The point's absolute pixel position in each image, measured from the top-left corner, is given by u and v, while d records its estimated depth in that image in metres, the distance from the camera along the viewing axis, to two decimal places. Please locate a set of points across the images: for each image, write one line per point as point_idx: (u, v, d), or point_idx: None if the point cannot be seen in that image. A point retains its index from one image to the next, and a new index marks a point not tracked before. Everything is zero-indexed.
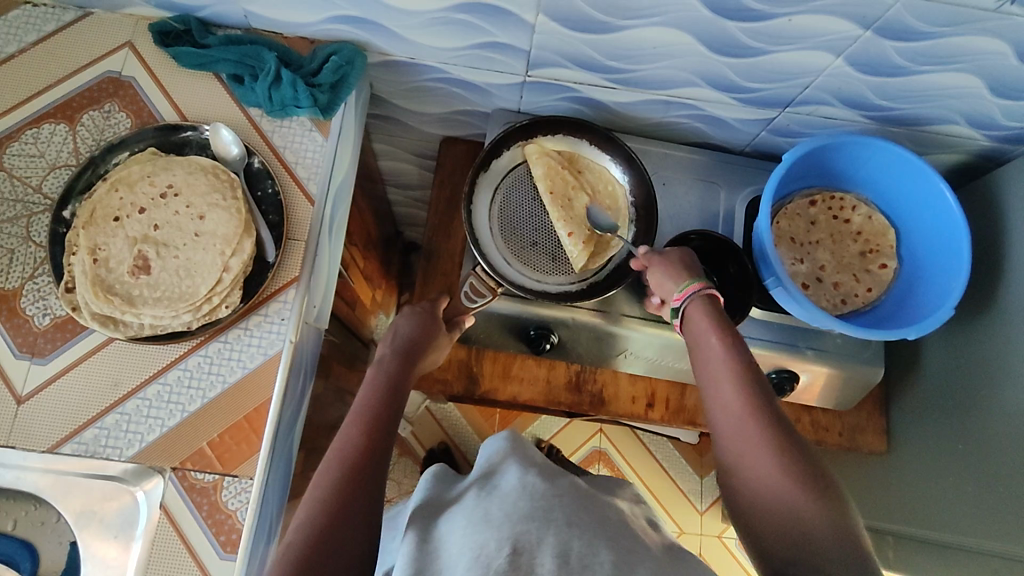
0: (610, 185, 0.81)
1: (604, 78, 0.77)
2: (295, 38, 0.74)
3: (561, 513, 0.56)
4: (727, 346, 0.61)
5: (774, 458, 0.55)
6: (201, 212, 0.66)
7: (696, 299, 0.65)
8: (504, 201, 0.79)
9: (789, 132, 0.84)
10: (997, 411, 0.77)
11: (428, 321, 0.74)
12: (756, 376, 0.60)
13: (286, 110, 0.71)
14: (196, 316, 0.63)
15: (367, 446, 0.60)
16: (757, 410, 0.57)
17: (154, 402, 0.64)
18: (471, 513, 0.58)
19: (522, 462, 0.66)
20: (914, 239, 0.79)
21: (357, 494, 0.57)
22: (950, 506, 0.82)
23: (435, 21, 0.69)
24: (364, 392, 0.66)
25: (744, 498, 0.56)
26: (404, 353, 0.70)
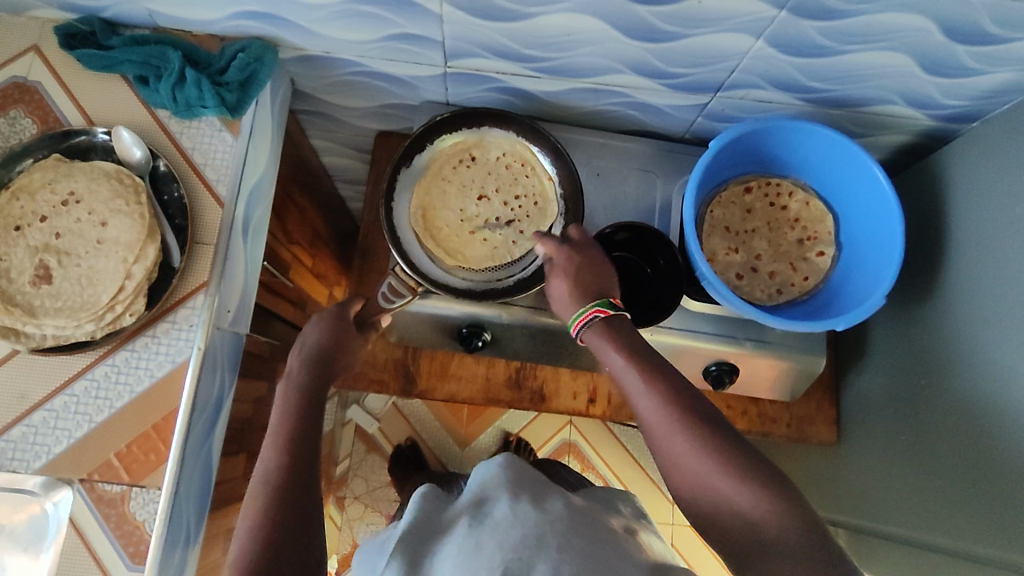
0: (448, 252, 0.76)
1: (526, 67, 0.74)
2: (203, 36, 0.72)
3: (550, 537, 0.55)
4: (629, 357, 0.62)
5: (699, 454, 0.56)
6: (103, 219, 0.64)
7: (591, 324, 0.65)
8: (495, 160, 0.79)
9: (725, 117, 0.81)
10: (942, 400, 0.75)
11: (337, 328, 0.70)
12: (663, 375, 0.61)
13: (192, 110, 0.69)
14: (99, 326, 0.62)
15: (289, 463, 0.59)
16: (672, 410, 0.58)
17: (61, 414, 0.63)
18: (463, 547, 0.56)
19: (513, 487, 0.63)
20: (852, 224, 0.76)
21: (281, 514, 0.56)
22: (895, 498, 0.80)
23: (341, 14, 0.67)
24: (278, 406, 0.65)
25: (688, 497, 0.57)
26: (317, 363, 0.67)
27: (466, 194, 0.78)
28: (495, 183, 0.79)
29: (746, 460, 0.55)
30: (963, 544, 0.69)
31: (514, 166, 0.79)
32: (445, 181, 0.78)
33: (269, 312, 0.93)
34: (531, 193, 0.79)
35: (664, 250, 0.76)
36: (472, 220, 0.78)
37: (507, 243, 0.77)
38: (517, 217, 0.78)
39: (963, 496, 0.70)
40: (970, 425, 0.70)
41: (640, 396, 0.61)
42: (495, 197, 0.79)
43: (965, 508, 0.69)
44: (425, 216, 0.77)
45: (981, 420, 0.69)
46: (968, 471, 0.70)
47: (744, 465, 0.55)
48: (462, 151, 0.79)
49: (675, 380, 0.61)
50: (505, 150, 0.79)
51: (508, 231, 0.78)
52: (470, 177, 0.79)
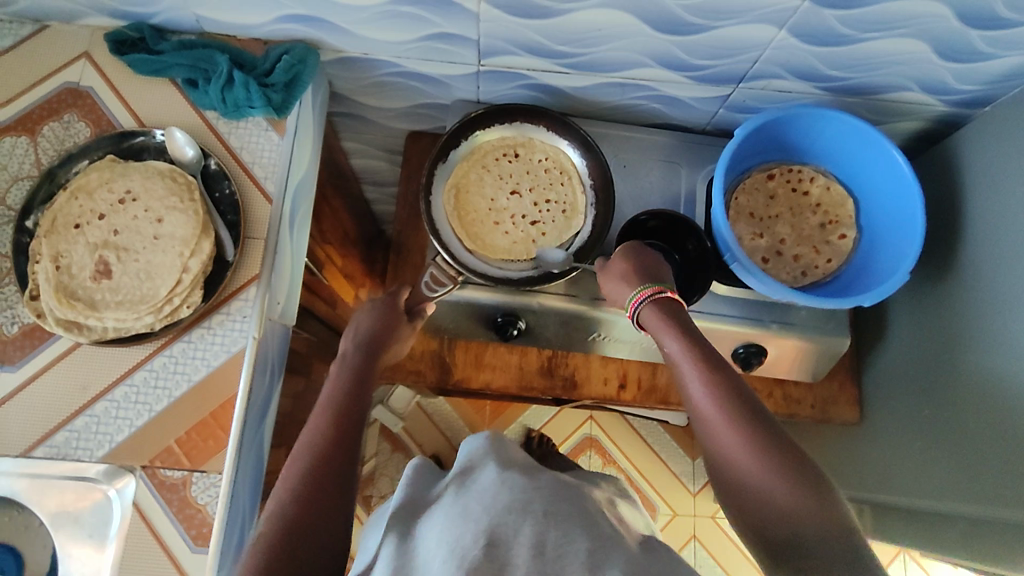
0: (473, 237, 0.79)
1: (555, 63, 0.77)
2: (247, 40, 0.75)
3: (540, 503, 0.56)
4: (686, 343, 0.65)
5: (748, 446, 0.58)
6: (159, 216, 0.67)
7: (649, 306, 0.69)
8: (537, 162, 0.82)
9: (746, 108, 0.84)
10: (962, 374, 0.77)
11: (386, 315, 0.75)
12: (717, 364, 0.63)
13: (240, 111, 0.72)
14: (158, 318, 0.65)
15: (334, 437, 0.61)
16: (724, 397, 0.61)
17: (122, 404, 0.66)
18: (450, 512, 0.57)
19: (502, 461, 0.64)
20: (873, 208, 0.79)
21: (321, 480, 0.58)
22: (921, 473, 0.82)
23: (381, 15, 0.70)
24: (331, 386, 0.68)
25: (728, 486, 0.59)
26: (366, 349, 0.72)
27: (502, 183, 0.81)
28: (530, 178, 0.82)
29: (790, 459, 0.57)
30: (992, 510, 0.71)
31: (552, 173, 0.82)
32: (485, 167, 0.81)
33: (305, 309, 0.95)
34: (562, 196, 0.81)
35: (693, 237, 0.79)
36: (500, 210, 0.80)
37: (529, 238, 0.80)
38: (542, 215, 0.80)
39: (991, 465, 0.72)
40: (993, 396, 0.73)
41: (692, 384, 0.63)
42: (527, 191, 0.81)
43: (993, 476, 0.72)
44: (457, 196, 0.80)
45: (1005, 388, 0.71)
46: (994, 441, 0.72)
47: (788, 460, 0.57)
48: (506, 142, 0.82)
49: (728, 372, 0.63)
50: (548, 155, 0.82)
51: (531, 227, 0.80)
52: (509, 169, 0.82)
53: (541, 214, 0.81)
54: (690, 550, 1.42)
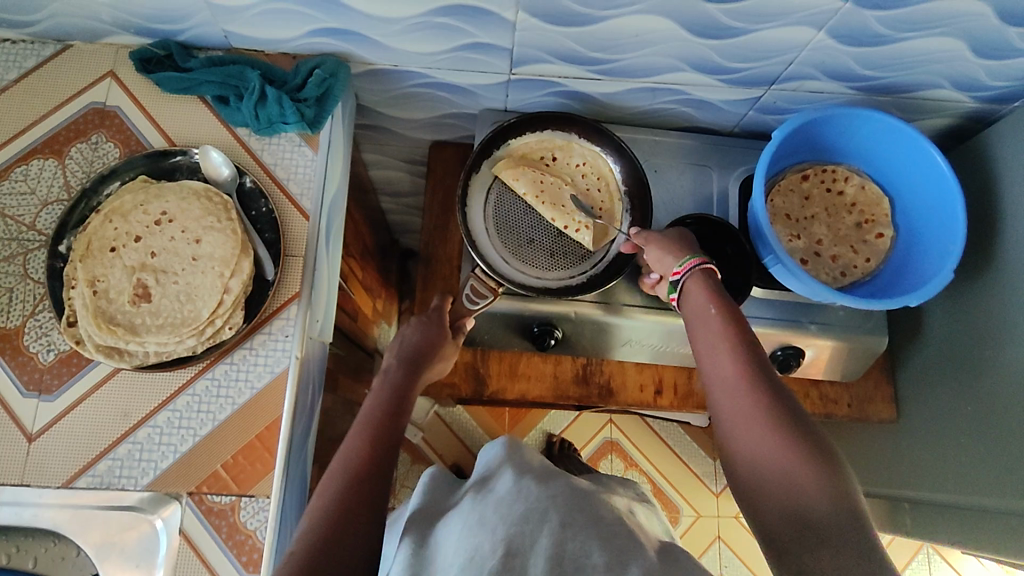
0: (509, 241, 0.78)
1: (587, 70, 0.77)
2: (276, 55, 0.75)
3: (556, 513, 0.60)
4: (722, 315, 0.61)
5: (765, 418, 0.54)
6: (197, 236, 0.66)
7: (694, 274, 0.65)
8: (574, 167, 0.82)
9: (776, 109, 0.84)
10: (1000, 371, 0.77)
11: (431, 329, 0.76)
12: (750, 341, 0.59)
13: (273, 127, 0.71)
14: (201, 340, 0.63)
15: (370, 457, 0.61)
16: (753, 374, 0.57)
17: (165, 429, 0.64)
18: (468, 518, 0.63)
19: (517, 467, 0.70)
20: (908, 207, 0.79)
21: (357, 501, 0.57)
22: (958, 468, 0.82)
23: (415, 26, 0.69)
24: (371, 401, 0.68)
25: (741, 459, 0.55)
26: (409, 363, 0.72)
27: None
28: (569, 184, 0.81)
29: (806, 436, 0.53)
30: None
31: (589, 178, 0.82)
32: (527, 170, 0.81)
33: None
34: (600, 203, 0.81)
35: (733, 241, 0.78)
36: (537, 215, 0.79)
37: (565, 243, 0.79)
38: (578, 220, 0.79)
39: None
40: None
41: (715, 352, 0.60)
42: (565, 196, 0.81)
43: None
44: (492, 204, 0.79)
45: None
46: None
47: (809, 449, 0.52)
48: (546, 146, 0.82)
49: (759, 350, 0.59)
50: (587, 160, 0.82)
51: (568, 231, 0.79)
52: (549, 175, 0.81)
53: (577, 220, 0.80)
54: (715, 551, 1.40)
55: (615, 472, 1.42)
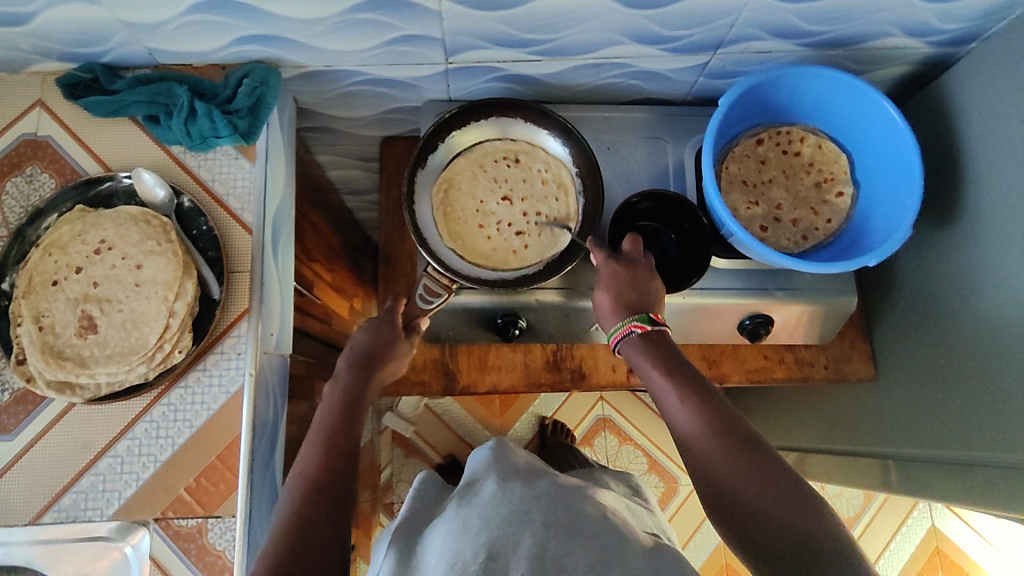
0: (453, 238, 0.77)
1: (525, 52, 0.75)
2: (205, 67, 0.73)
3: (540, 513, 0.61)
4: (668, 369, 0.63)
5: (730, 458, 0.56)
6: (138, 261, 0.65)
7: (631, 340, 0.66)
8: (537, 172, 0.80)
9: (726, 73, 0.82)
10: (964, 324, 0.76)
11: (382, 331, 0.73)
12: (702, 388, 0.61)
13: (206, 142, 0.69)
14: (151, 366, 0.63)
15: (325, 466, 0.61)
16: (708, 421, 0.59)
17: (126, 458, 0.64)
18: (453, 524, 0.63)
19: (502, 471, 0.70)
20: (866, 162, 0.77)
21: (316, 516, 0.57)
22: (925, 419, 0.81)
23: (340, 25, 0.67)
24: (323, 408, 0.67)
25: (713, 500, 0.57)
26: (360, 364, 0.70)
27: (499, 189, 0.79)
28: (529, 189, 0.80)
29: (771, 469, 0.56)
30: (1001, 455, 0.70)
31: (549, 186, 0.80)
32: (489, 169, 0.80)
33: (301, 331, 0.94)
34: (554, 214, 0.79)
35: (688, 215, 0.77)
36: (485, 216, 0.79)
37: (503, 253, 0.78)
38: (519, 229, 0.78)
39: (996, 409, 0.71)
40: (999, 339, 0.71)
41: (669, 404, 0.62)
42: (517, 200, 0.79)
43: (999, 422, 0.71)
44: (447, 192, 0.79)
45: (1012, 332, 0.69)
46: (997, 387, 0.71)
47: (775, 479, 0.55)
48: (517, 149, 0.81)
49: (711, 393, 0.61)
50: (548, 167, 0.80)
51: (506, 242, 0.78)
52: (511, 178, 0.80)
53: (518, 229, 0.78)
54: None
55: (609, 449, 1.42)
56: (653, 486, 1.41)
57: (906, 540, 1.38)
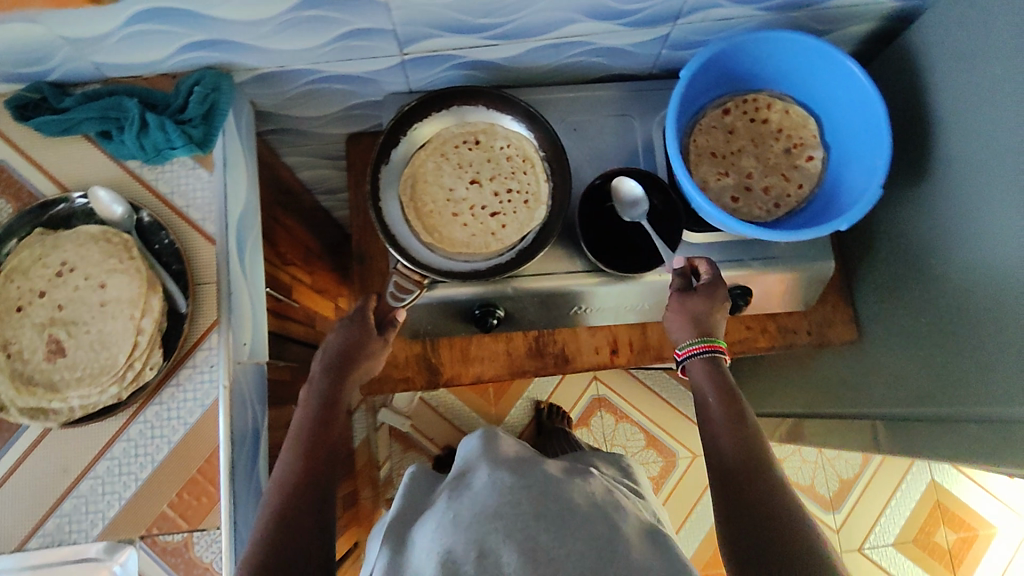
0: (429, 231, 0.76)
1: (481, 37, 0.73)
2: (155, 78, 0.72)
3: (529, 504, 0.61)
4: (724, 394, 0.68)
5: (764, 480, 0.61)
6: (101, 281, 0.64)
7: (697, 356, 0.70)
8: (499, 150, 0.78)
9: (688, 43, 0.80)
10: (941, 282, 0.75)
11: (353, 332, 0.72)
12: (748, 420, 0.66)
13: (162, 154, 0.68)
14: (123, 386, 0.62)
15: (301, 477, 0.62)
16: (749, 445, 0.64)
17: (107, 478, 0.64)
18: (443, 516, 0.62)
19: (492, 461, 0.70)
20: (834, 124, 0.76)
21: (292, 527, 0.58)
22: (908, 379, 0.81)
23: (286, 24, 0.65)
24: (301, 414, 0.68)
25: (738, 515, 0.59)
26: (333, 367, 0.70)
27: (463, 173, 0.78)
28: (493, 167, 0.78)
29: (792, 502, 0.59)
30: (983, 411, 0.69)
31: (514, 160, 0.78)
32: (450, 154, 0.78)
33: (282, 336, 0.93)
34: (525, 188, 0.77)
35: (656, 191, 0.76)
36: (457, 203, 0.77)
37: (484, 235, 0.76)
38: (495, 209, 0.77)
39: (977, 366, 0.70)
40: (980, 293, 0.69)
41: (717, 422, 0.66)
42: (485, 181, 0.78)
43: (978, 377, 0.70)
44: (414, 185, 0.77)
45: (990, 286, 0.68)
46: (976, 342, 0.70)
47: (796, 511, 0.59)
48: (473, 129, 0.79)
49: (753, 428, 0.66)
50: (511, 142, 0.79)
51: (484, 223, 0.77)
52: (472, 159, 0.78)
53: (494, 209, 0.77)
54: None
55: (606, 428, 1.43)
56: (651, 461, 1.42)
57: (907, 496, 1.38)
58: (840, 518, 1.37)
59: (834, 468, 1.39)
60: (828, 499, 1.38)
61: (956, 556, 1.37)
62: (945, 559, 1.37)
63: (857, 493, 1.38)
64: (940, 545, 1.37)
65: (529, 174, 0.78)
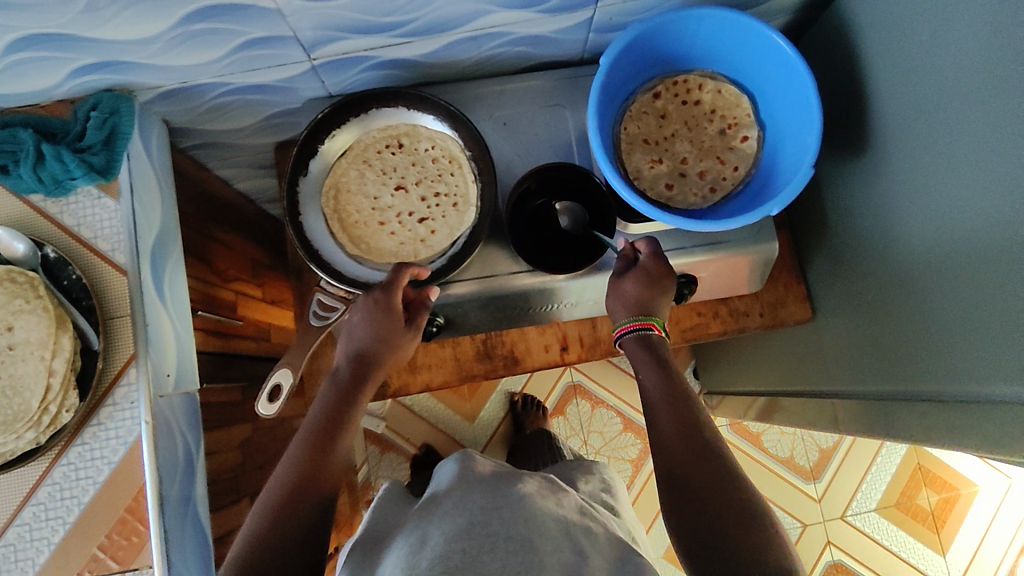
0: (356, 243, 0.75)
1: (391, 36, 0.69)
2: (53, 104, 0.69)
3: (499, 525, 0.57)
4: (661, 375, 0.66)
5: (700, 461, 0.60)
6: (8, 323, 0.61)
7: (632, 336, 0.69)
8: (424, 152, 0.76)
9: (614, 26, 0.76)
10: (881, 259, 0.73)
11: (384, 321, 0.69)
12: (687, 399, 0.65)
13: (63, 185, 0.65)
14: (40, 430, 0.61)
15: (308, 473, 0.62)
16: (685, 427, 0.62)
17: (34, 524, 0.62)
18: (411, 538, 0.58)
19: (466, 481, 0.66)
20: (768, 101, 0.72)
21: (289, 523, 0.58)
22: (856, 357, 0.79)
23: (176, 40, 0.62)
24: (315, 407, 0.68)
25: (682, 499, 0.59)
26: (360, 359, 0.70)
27: (389, 179, 0.76)
28: (420, 171, 0.76)
29: (732, 484, 0.58)
30: (921, 390, 0.67)
31: (439, 162, 0.76)
32: (374, 159, 0.76)
33: (229, 356, 0.91)
34: (452, 191, 0.75)
35: (586, 182, 0.74)
36: (385, 211, 0.76)
37: (414, 242, 0.75)
38: (424, 214, 0.75)
39: (915, 346, 0.67)
40: (914, 271, 0.67)
41: (666, 425, 0.63)
42: (413, 185, 0.76)
43: (912, 356, 0.68)
44: (337, 197, 0.75)
45: (922, 265, 0.65)
46: (911, 320, 0.68)
47: (734, 492, 0.57)
48: (398, 131, 0.77)
49: (693, 406, 0.64)
50: (436, 143, 0.76)
51: (415, 229, 0.75)
52: (398, 164, 0.76)
53: (424, 214, 0.75)
54: None
55: (582, 415, 1.42)
56: (629, 444, 1.40)
57: (887, 461, 1.38)
58: (821, 487, 1.36)
59: (813, 439, 1.38)
60: (808, 469, 1.37)
61: (939, 517, 1.37)
62: (928, 520, 1.37)
63: (837, 462, 1.37)
64: (923, 507, 1.37)
65: (458, 175, 0.75)
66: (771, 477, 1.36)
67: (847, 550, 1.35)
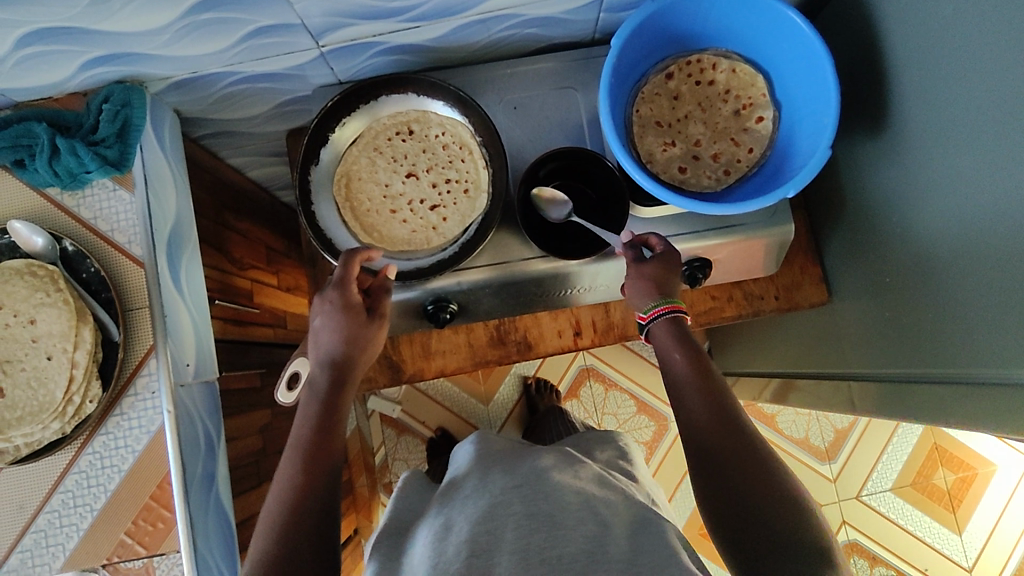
0: (366, 230, 0.74)
1: (399, 21, 0.68)
2: (67, 97, 0.69)
3: (519, 504, 0.57)
4: (690, 361, 0.63)
5: (736, 448, 0.57)
6: (31, 316, 0.62)
7: (660, 319, 0.66)
8: (435, 138, 0.76)
9: (626, 4, 0.74)
10: (899, 242, 0.71)
11: (347, 323, 0.67)
12: (718, 384, 0.62)
13: (79, 179, 0.66)
14: (65, 420, 0.62)
15: (305, 486, 0.59)
16: (717, 413, 0.60)
17: (63, 511, 0.64)
18: (437, 524, 0.59)
19: (484, 463, 0.66)
20: (783, 79, 0.71)
21: (297, 538, 0.56)
22: (871, 339, 0.78)
23: (185, 30, 0.62)
24: (300, 420, 0.64)
25: (720, 490, 0.56)
26: (331, 366, 0.67)
27: (399, 166, 0.76)
28: (430, 157, 0.76)
29: (771, 470, 0.56)
30: (939, 373, 0.66)
31: (450, 148, 0.76)
32: (383, 146, 0.76)
33: (246, 344, 0.92)
34: (463, 177, 0.75)
35: (597, 165, 0.74)
36: (394, 198, 0.75)
37: (423, 229, 0.74)
38: (435, 201, 0.75)
39: (931, 326, 0.67)
40: (934, 253, 0.65)
41: (697, 407, 0.61)
42: (423, 172, 0.76)
43: (930, 339, 0.67)
44: (349, 185, 0.75)
45: (939, 247, 0.65)
46: (929, 304, 0.67)
47: (774, 481, 0.55)
48: (407, 117, 0.76)
49: (722, 390, 0.62)
50: (446, 129, 0.76)
51: (425, 216, 0.75)
52: (408, 150, 0.76)
53: (435, 201, 0.75)
54: None
55: (596, 398, 1.42)
56: (643, 426, 1.41)
57: (903, 442, 1.37)
58: (836, 468, 1.37)
59: (829, 420, 1.37)
60: (823, 449, 1.37)
61: (955, 496, 1.37)
62: (945, 500, 1.36)
63: (853, 441, 1.37)
64: (939, 487, 1.36)
65: (468, 161, 0.75)
66: (786, 459, 1.36)
67: (861, 529, 1.35)
